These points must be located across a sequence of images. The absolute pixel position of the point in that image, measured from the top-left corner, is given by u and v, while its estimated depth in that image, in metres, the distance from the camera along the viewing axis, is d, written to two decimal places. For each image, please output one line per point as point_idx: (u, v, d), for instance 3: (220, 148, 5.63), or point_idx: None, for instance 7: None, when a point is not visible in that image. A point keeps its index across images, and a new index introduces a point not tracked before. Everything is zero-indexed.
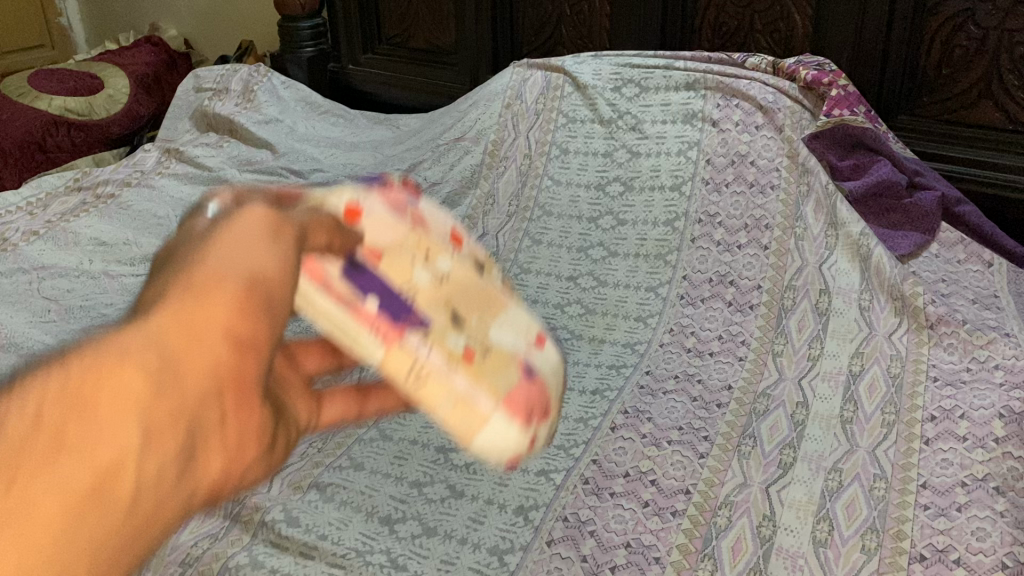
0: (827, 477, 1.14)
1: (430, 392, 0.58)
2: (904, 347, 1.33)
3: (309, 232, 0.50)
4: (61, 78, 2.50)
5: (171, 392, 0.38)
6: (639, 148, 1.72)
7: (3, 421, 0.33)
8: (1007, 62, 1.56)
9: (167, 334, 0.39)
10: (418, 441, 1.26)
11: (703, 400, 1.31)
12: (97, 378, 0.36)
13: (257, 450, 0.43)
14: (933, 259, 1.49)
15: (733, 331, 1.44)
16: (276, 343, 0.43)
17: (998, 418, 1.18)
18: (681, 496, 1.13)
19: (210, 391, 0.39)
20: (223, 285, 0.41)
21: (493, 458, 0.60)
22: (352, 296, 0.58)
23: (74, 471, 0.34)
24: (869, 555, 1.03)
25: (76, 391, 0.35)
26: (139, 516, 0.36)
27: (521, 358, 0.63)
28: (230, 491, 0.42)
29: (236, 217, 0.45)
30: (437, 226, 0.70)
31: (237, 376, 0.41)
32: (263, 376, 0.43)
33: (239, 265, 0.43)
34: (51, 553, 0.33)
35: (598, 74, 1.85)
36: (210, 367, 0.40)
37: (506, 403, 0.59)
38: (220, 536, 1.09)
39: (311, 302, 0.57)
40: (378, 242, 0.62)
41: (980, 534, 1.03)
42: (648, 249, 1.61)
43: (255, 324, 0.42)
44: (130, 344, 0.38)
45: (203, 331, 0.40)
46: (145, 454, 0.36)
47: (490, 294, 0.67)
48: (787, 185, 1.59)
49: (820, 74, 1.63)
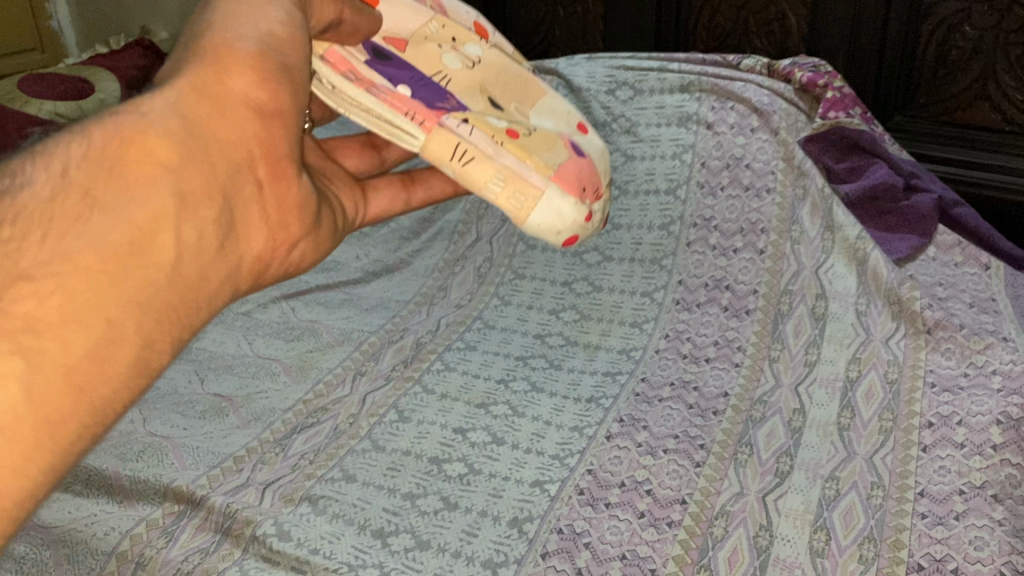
0: (824, 486, 1.13)
1: (480, 171, 0.75)
2: (902, 352, 1.32)
3: (322, 9, 0.62)
4: (51, 82, 2.46)
5: (196, 161, 0.47)
6: (633, 151, 1.70)
7: (39, 183, 0.42)
8: (1003, 62, 1.58)
9: (193, 108, 0.49)
10: (411, 451, 1.25)
11: (699, 407, 1.30)
12: (128, 143, 0.45)
13: (295, 222, 0.55)
14: (930, 263, 1.46)
15: (730, 337, 1.43)
16: (291, 125, 0.54)
17: (996, 424, 1.17)
18: (677, 506, 1.12)
19: (237, 167, 0.50)
20: (236, 61, 0.51)
21: (548, 220, 0.80)
22: (386, 88, 0.74)
23: (111, 224, 0.43)
24: (866, 565, 1.02)
25: (109, 156, 0.44)
26: (186, 272, 0.46)
27: (565, 139, 0.84)
28: (276, 259, 0.55)
29: None
30: (461, 24, 0.89)
31: (253, 155, 0.51)
32: (285, 151, 0.53)
33: (249, 41, 0.52)
34: (106, 291, 0.42)
35: (592, 76, 1.82)
36: (232, 139, 0.50)
37: (556, 177, 0.79)
38: (212, 550, 1.08)
39: (357, 102, 0.73)
40: (405, 39, 0.80)
41: (978, 542, 1.02)
42: (643, 253, 1.60)
43: (269, 100, 0.52)
44: (156, 120, 0.47)
45: (225, 106, 0.50)
46: (182, 214, 0.46)
47: (519, 81, 0.87)
48: (783, 188, 1.58)
49: (815, 76, 1.65)
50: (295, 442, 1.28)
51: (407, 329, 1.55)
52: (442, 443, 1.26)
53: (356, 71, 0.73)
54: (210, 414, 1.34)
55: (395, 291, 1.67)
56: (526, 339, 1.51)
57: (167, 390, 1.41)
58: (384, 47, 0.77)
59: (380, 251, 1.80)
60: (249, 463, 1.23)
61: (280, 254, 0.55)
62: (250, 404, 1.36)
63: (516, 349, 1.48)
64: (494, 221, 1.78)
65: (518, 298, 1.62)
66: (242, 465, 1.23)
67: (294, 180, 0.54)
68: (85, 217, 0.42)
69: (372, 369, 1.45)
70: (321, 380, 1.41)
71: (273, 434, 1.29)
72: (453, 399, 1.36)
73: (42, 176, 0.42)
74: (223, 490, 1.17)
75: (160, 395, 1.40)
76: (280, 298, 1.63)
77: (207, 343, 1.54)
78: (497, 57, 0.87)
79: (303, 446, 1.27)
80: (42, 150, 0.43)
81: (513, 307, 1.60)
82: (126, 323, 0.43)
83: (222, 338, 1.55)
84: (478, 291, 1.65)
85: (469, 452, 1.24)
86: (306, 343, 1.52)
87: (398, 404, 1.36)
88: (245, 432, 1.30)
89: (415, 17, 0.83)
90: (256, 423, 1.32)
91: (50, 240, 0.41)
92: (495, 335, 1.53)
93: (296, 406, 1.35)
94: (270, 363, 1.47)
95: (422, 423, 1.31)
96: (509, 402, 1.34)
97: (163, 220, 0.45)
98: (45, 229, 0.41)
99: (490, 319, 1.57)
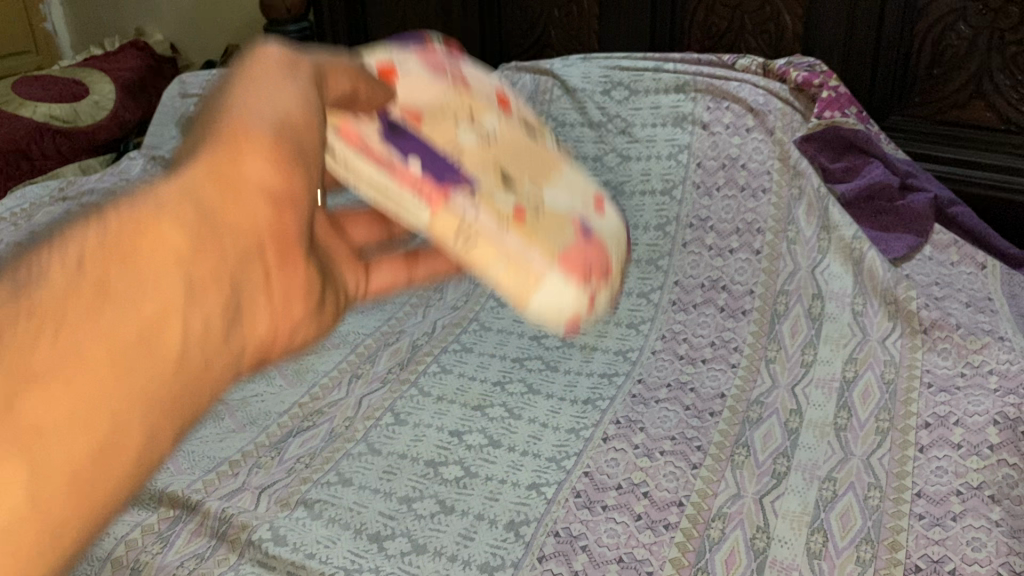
0: (821, 487, 1.13)
1: (481, 252, 0.63)
2: (898, 352, 1.32)
3: (327, 73, 0.55)
4: (45, 83, 2.45)
5: (211, 247, 0.39)
6: (629, 151, 1.70)
7: (46, 271, 0.34)
8: (998, 61, 1.55)
9: (205, 187, 0.40)
10: (407, 454, 1.25)
11: (695, 408, 1.30)
12: (139, 231, 0.37)
13: (299, 306, 0.46)
14: (926, 262, 1.47)
15: (726, 337, 1.43)
16: (309, 196, 0.45)
17: (992, 424, 1.16)
18: (674, 508, 1.12)
19: (252, 249, 0.41)
20: (253, 136, 0.43)
21: (552, 321, 0.64)
22: (391, 160, 0.65)
23: (121, 320, 0.35)
24: (864, 567, 1.01)
25: (114, 244, 0.36)
26: (191, 368, 0.38)
27: (574, 222, 0.70)
28: (277, 347, 0.45)
29: (255, 62, 0.49)
30: (481, 99, 0.81)
31: (269, 235, 0.42)
32: (303, 231, 0.45)
33: (268, 115, 0.44)
34: (107, 401, 0.35)
35: (587, 77, 1.82)
36: (251, 223, 0.42)
37: (560, 262, 0.64)
38: (207, 555, 1.07)
39: (354, 167, 0.65)
40: (418, 113, 0.74)
41: (975, 544, 1.01)
42: (639, 254, 1.60)
43: (290, 177, 0.43)
44: (166, 196, 0.39)
45: (243, 185, 0.42)
46: (192, 308, 0.38)
47: (533, 161, 0.77)
48: (779, 187, 1.57)
49: (811, 75, 1.62)
50: (291, 445, 1.28)
51: (403, 332, 1.55)
52: (438, 446, 1.26)
53: (368, 145, 0.66)
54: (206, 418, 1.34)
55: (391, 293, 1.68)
56: (522, 341, 1.50)
57: None
58: (399, 118, 0.71)
59: None
60: (245, 467, 1.23)
61: (280, 342, 0.45)
62: (246, 408, 1.36)
63: (513, 351, 1.48)
64: None
65: None
66: (237, 469, 1.23)
67: (300, 267, 0.45)
68: (94, 313, 0.35)
69: (368, 371, 1.45)
70: (317, 384, 1.42)
71: (269, 438, 1.29)
72: (450, 401, 1.36)
73: (56, 264, 0.35)
74: (219, 495, 1.17)
75: None
76: None
77: None
78: (517, 133, 0.80)
79: (298, 450, 1.27)
80: (48, 242, 0.35)
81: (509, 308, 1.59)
82: (134, 427, 0.35)
83: None
84: (474, 292, 1.65)
85: (466, 455, 1.24)
86: None
87: (394, 406, 1.35)
88: (241, 436, 1.30)
89: (433, 89, 0.78)
90: (252, 426, 1.32)
91: (59, 337, 0.34)
92: (491, 337, 1.52)
93: (291, 410, 1.35)
94: None
95: (419, 425, 1.31)
96: (505, 405, 1.34)
97: (175, 310, 0.37)
98: (57, 323, 0.34)
99: (486, 321, 1.57)
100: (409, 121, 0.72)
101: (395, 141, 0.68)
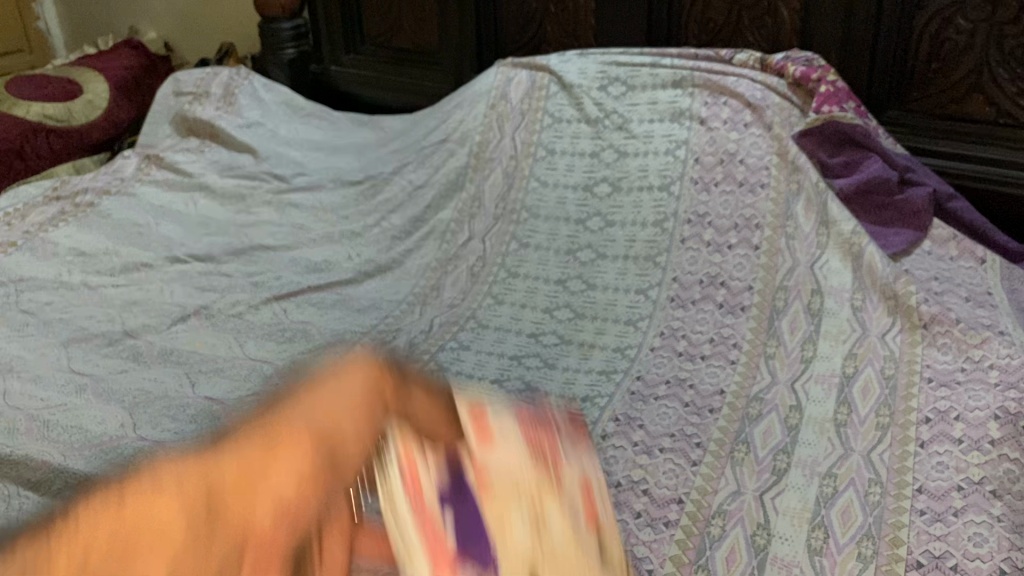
0: (822, 484, 1.13)
1: None
2: (898, 347, 1.31)
3: (413, 413, 0.82)
4: (38, 83, 2.44)
5: (219, 528, 0.68)
6: (627, 147, 1.70)
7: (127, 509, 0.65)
8: (997, 55, 1.55)
9: (229, 478, 0.70)
10: None
11: (695, 405, 1.29)
12: (182, 496, 0.67)
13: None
14: (925, 256, 1.46)
15: (725, 334, 1.42)
16: (288, 522, 0.70)
17: (993, 420, 1.16)
18: (674, 506, 1.11)
19: (232, 549, 0.67)
20: (290, 447, 0.72)
21: None
22: (439, 522, 0.78)
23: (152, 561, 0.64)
24: (866, 563, 1.00)
25: (178, 497, 0.67)
26: None
27: None
28: None
29: (346, 373, 0.79)
30: (570, 473, 0.89)
31: (279, 544, 0.69)
32: (281, 551, 0.69)
33: (314, 432, 0.74)
34: None
35: (584, 72, 1.81)
36: (245, 528, 0.68)
37: None
38: None
39: (398, 525, 0.77)
40: (494, 480, 0.82)
41: (977, 539, 1.01)
42: (637, 250, 1.59)
43: (290, 490, 0.71)
44: (184, 480, 0.68)
45: (256, 484, 0.70)
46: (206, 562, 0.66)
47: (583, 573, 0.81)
48: (777, 183, 1.56)
49: (808, 70, 1.59)
50: None
51: (400, 331, 1.54)
52: None
53: (417, 476, 0.79)
54: (202, 417, 1.33)
55: (387, 292, 1.67)
56: (520, 339, 1.49)
57: (157, 393, 1.39)
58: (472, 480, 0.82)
59: (372, 251, 1.81)
60: None
61: None
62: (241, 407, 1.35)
63: (510, 349, 1.47)
64: (486, 220, 1.76)
65: (511, 297, 1.60)
66: None
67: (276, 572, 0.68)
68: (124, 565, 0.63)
69: None
70: None
71: None
72: None
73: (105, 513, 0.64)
74: None
75: (151, 398, 1.38)
76: (273, 299, 1.66)
77: (197, 346, 1.53)
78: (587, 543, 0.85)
79: None
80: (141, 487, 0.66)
81: (506, 306, 1.58)
82: None
83: (214, 341, 1.54)
84: (471, 289, 1.64)
85: None
86: (298, 345, 1.52)
87: None
88: None
89: (517, 463, 0.84)
90: None
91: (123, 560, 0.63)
92: (488, 335, 1.51)
93: None
94: (262, 366, 1.46)
95: None
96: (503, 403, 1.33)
97: None
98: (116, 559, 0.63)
99: (484, 319, 1.56)
100: (478, 493, 0.81)
101: (454, 500, 0.80)
